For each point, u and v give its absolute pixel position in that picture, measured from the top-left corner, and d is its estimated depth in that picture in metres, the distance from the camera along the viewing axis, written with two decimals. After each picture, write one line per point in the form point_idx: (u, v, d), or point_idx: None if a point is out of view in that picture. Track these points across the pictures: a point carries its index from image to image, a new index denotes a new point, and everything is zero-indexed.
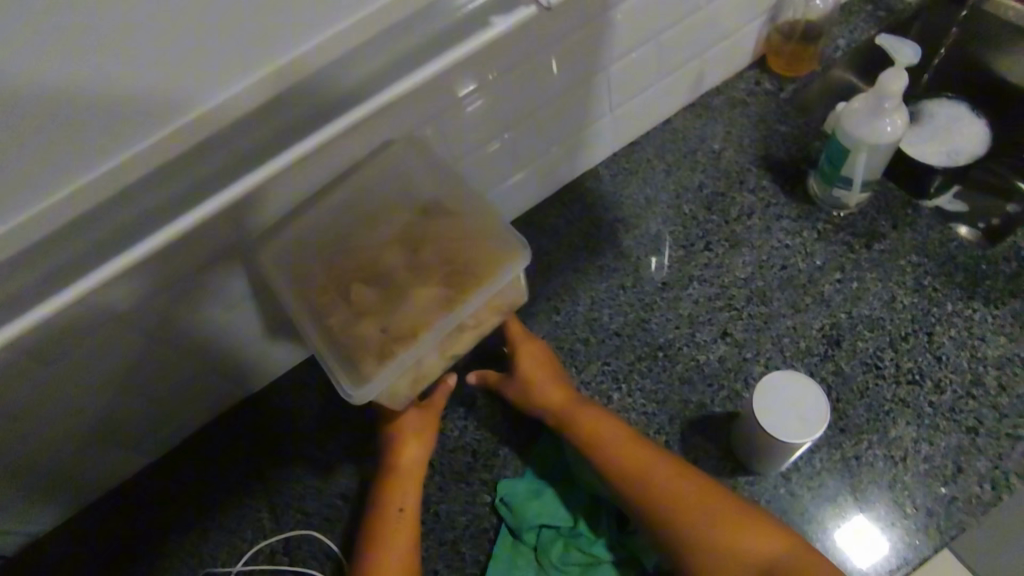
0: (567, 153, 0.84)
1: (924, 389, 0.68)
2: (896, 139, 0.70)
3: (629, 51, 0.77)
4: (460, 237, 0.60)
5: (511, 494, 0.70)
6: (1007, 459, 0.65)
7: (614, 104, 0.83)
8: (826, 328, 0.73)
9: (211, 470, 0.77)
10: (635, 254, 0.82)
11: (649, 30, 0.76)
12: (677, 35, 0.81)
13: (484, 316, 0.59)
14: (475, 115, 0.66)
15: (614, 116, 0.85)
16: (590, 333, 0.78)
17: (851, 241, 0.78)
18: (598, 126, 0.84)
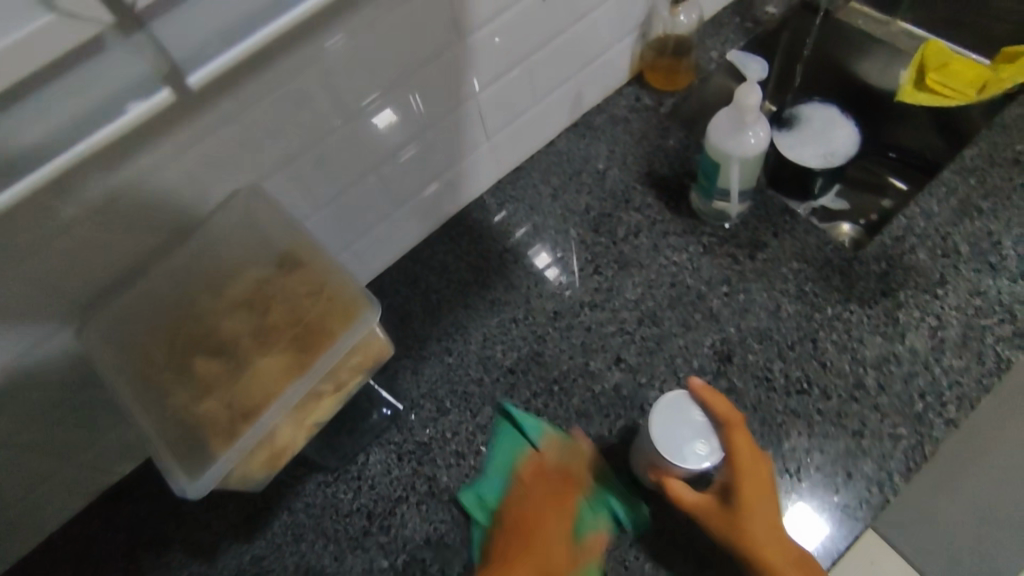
0: (447, 185, 0.82)
1: (812, 398, 0.69)
2: (761, 149, 0.71)
3: (496, 79, 0.75)
4: (313, 294, 0.55)
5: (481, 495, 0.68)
6: (892, 460, 0.65)
7: (491, 131, 0.81)
8: (716, 345, 0.73)
9: (83, 565, 0.70)
10: (526, 284, 0.80)
11: (514, 56, 0.75)
12: (548, 58, 0.79)
13: (342, 377, 0.55)
14: (323, 155, 0.64)
15: (492, 143, 0.83)
16: (484, 372, 0.75)
17: (735, 252, 0.78)
18: (475, 155, 0.82)
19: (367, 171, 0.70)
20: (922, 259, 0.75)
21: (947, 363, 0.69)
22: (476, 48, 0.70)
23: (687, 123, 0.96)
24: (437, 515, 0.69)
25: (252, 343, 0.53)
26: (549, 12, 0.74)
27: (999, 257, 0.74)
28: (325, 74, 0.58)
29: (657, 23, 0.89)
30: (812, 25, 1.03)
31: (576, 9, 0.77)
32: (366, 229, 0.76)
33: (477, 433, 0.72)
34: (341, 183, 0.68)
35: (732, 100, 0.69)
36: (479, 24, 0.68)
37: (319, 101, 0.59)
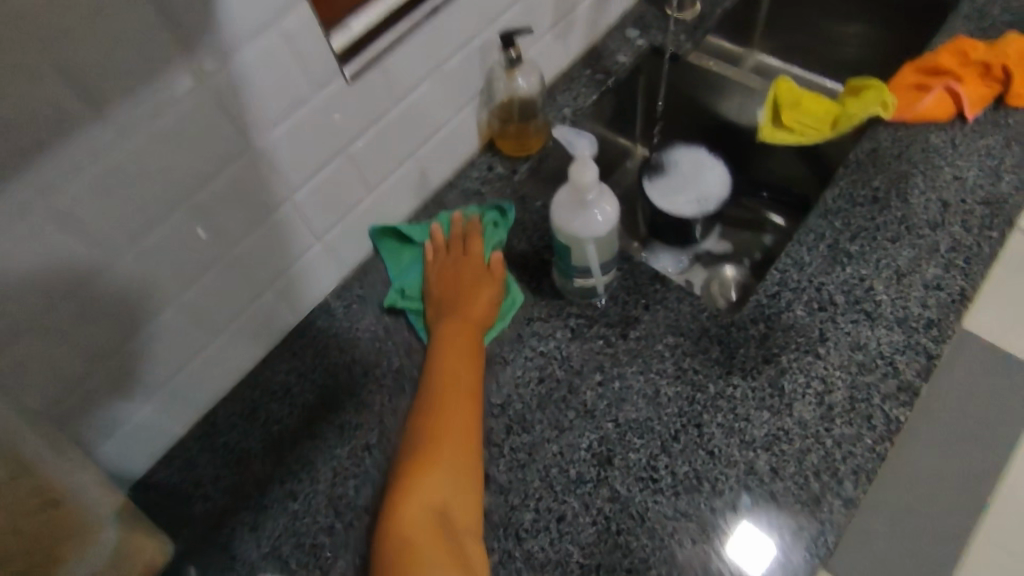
0: (278, 298, 0.71)
1: (703, 494, 0.61)
2: (610, 226, 0.64)
3: (312, 177, 0.67)
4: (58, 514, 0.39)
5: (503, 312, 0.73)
6: (794, 557, 0.58)
7: (320, 232, 0.72)
8: (594, 447, 0.64)
9: None
10: (380, 399, 0.70)
11: (328, 149, 0.66)
12: (373, 144, 0.71)
13: None
14: (85, 313, 0.54)
15: (325, 243, 0.74)
16: (335, 516, 0.64)
17: (606, 332, 0.71)
18: (305, 259, 0.72)
19: (156, 310, 0.60)
20: (800, 316, 0.70)
21: (838, 433, 0.63)
22: (272, 150, 0.61)
23: (549, 187, 0.90)
24: None
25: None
26: (358, 97, 0.66)
27: (875, 304, 0.70)
28: (52, 216, 0.48)
29: (497, 87, 0.83)
30: (662, 69, 1.00)
31: (393, 89, 0.69)
32: (176, 368, 0.65)
33: None
34: (124, 325, 0.57)
35: (569, 179, 0.62)
36: (267, 123, 0.59)
37: (57, 251, 0.49)
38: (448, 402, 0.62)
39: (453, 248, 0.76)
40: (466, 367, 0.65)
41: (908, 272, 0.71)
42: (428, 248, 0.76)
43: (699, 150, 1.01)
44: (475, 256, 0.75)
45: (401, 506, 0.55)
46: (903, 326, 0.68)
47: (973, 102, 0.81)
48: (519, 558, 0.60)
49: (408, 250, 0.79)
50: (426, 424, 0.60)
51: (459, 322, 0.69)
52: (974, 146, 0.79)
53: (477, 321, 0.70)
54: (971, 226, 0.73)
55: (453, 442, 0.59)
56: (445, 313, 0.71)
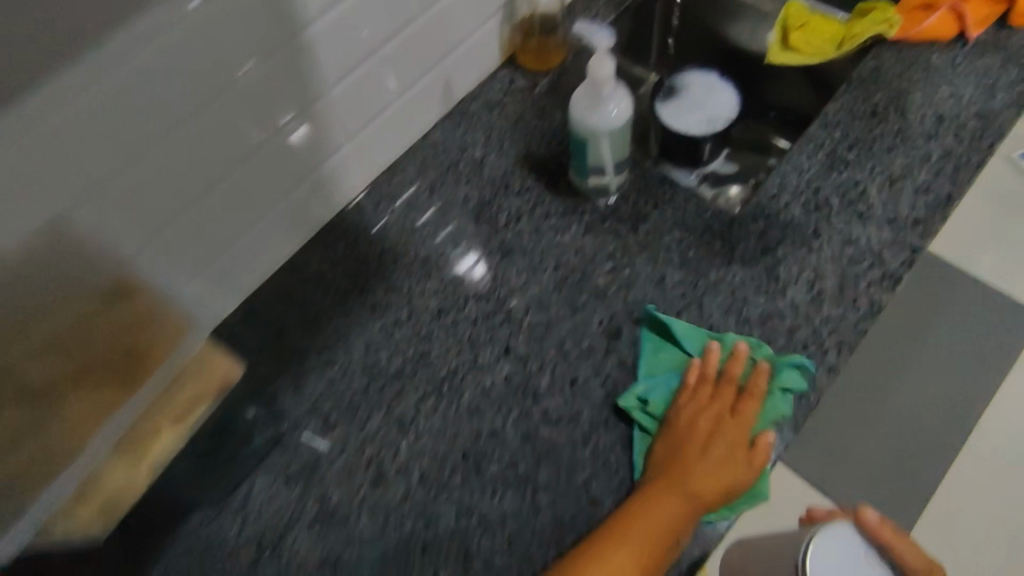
0: (313, 190, 0.77)
1: (702, 365, 0.69)
2: (622, 119, 0.70)
3: (345, 74, 0.71)
4: (138, 329, 0.57)
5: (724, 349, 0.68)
6: (779, 416, 0.65)
7: (353, 130, 0.77)
8: (605, 322, 0.73)
9: None
10: (408, 282, 0.78)
11: (361, 48, 0.71)
12: (402, 48, 0.76)
13: (169, 402, 0.58)
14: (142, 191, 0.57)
15: (357, 141, 0.79)
16: (371, 380, 0.72)
17: (617, 228, 0.78)
18: (337, 155, 0.78)
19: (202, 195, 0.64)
20: (796, 215, 0.75)
21: (828, 313, 0.69)
22: (312, 44, 0.66)
23: None
24: (328, 539, 0.66)
25: (106, 388, 0.54)
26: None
27: (868, 205, 0.75)
28: (121, 86, 0.51)
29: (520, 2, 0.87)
30: None
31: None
32: (225, 247, 0.71)
33: (366, 444, 0.69)
34: (182, 198, 0.62)
35: (587, 75, 0.68)
36: (315, 14, 0.64)
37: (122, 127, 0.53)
38: (628, 538, 0.58)
39: (725, 393, 0.66)
40: (664, 521, 0.59)
41: (900, 177, 0.76)
42: (694, 367, 0.68)
43: (712, 77, 1.06)
44: (744, 421, 0.65)
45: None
46: (892, 224, 0.73)
47: (977, 23, 0.85)
48: (536, 415, 0.68)
49: (650, 360, 0.70)
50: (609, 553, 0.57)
51: (667, 493, 0.60)
52: (972, 64, 0.83)
53: (713, 480, 0.62)
54: (964, 136, 0.78)
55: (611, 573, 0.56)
56: (665, 478, 0.62)
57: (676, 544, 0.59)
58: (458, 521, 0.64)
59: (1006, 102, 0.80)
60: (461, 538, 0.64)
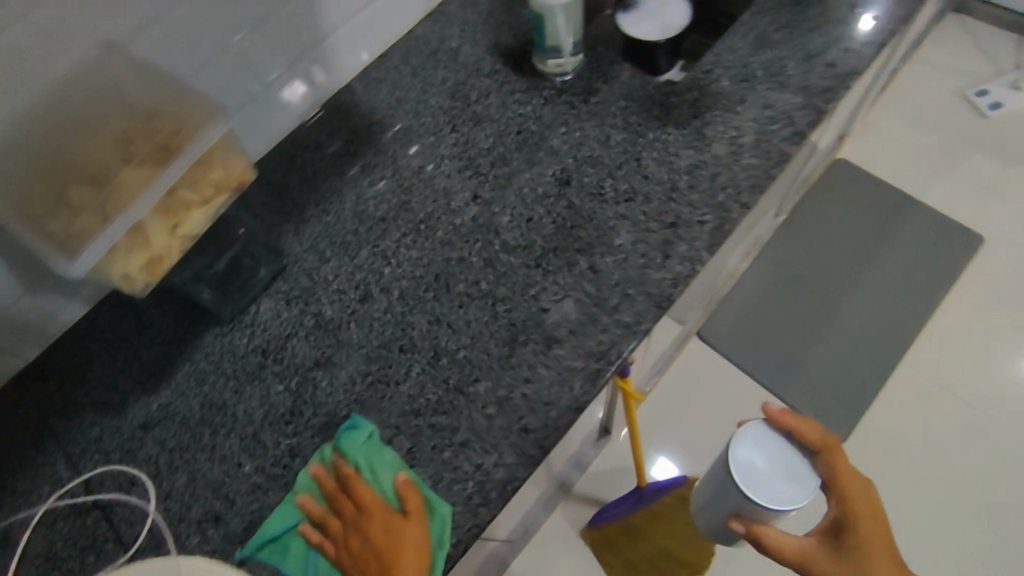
0: (314, 65, 0.92)
1: (636, 204, 0.82)
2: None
3: None
4: (157, 117, 0.65)
5: (350, 444, 0.71)
6: (699, 241, 0.79)
7: (347, 16, 0.92)
8: (557, 173, 0.86)
9: (10, 426, 0.78)
10: (392, 149, 0.92)
11: None
12: None
13: (198, 183, 0.64)
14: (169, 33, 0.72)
15: (351, 26, 0.93)
16: (361, 224, 0.87)
17: (571, 100, 0.92)
18: (335, 39, 0.92)
19: (223, 50, 0.79)
20: (724, 86, 0.88)
21: (745, 162, 0.83)
22: None
23: None
24: (323, 342, 0.80)
25: (145, 161, 0.62)
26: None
27: (785, 76, 0.88)
28: None
29: None
30: None
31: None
32: (239, 104, 0.86)
33: (356, 272, 0.84)
34: (210, 51, 0.77)
35: None
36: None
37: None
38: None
39: (348, 508, 0.67)
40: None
41: (814, 54, 0.89)
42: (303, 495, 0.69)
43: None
44: (377, 511, 0.66)
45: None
46: (803, 91, 0.86)
47: None
48: (496, 246, 0.83)
49: (292, 536, 0.69)
50: None
51: None
52: None
53: (410, 558, 0.63)
54: (874, 21, 0.91)
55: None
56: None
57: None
58: (430, 325, 0.79)
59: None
60: (431, 338, 0.78)
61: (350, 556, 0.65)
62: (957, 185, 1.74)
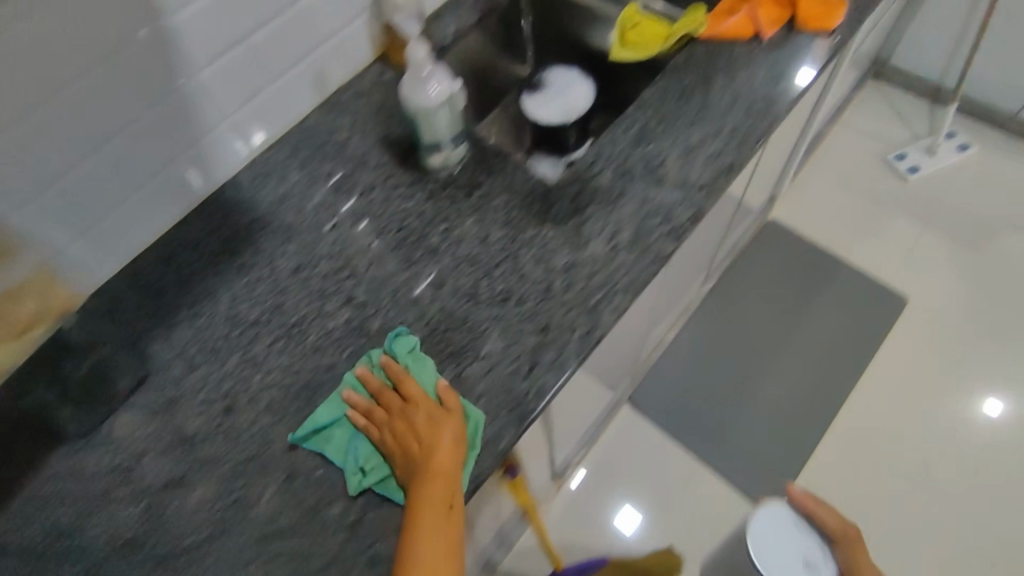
0: (194, 161, 0.91)
1: (512, 305, 0.80)
2: (444, 97, 0.82)
3: (212, 62, 0.85)
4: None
5: (395, 347, 0.77)
6: (569, 346, 0.77)
7: (227, 112, 0.91)
8: (434, 275, 0.85)
9: None
10: (271, 247, 0.91)
11: (225, 39, 0.85)
12: (267, 41, 0.90)
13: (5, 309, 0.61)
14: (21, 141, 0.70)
15: (233, 121, 0.93)
16: (231, 328, 0.84)
17: (454, 194, 0.90)
18: (215, 134, 0.91)
19: (84, 153, 0.77)
20: (607, 179, 0.87)
21: (621, 259, 0.81)
22: (183, 27, 0.79)
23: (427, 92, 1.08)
24: (178, 461, 0.75)
25: None
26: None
27: (665, 170, 0.87)
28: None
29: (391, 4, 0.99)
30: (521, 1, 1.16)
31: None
32: (107, 205, 0.83)
33: (223, 380, 0.80)
34: (65, 152, 0.75)
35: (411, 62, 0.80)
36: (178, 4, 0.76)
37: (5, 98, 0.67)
38: (427, 521, 0.65)
39: (393, 402, 0.72)
40: (448, 478, 0.67)
41: (695, 148, 0.89)
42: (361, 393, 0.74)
43: (573, 69, 1.19)
44: (422, 400, 0.72)
45: (406, 565, 0.64)
46: (683, 185, 0.86)
47: (771, 24, 0.98)
48: (366, 352, 0.81)
49: (336, 428, 0.74)
50: (416, 551, 0.64)
51: (431, 483, 0.66)
52: (767, 57, 0.96)
53: (447, 450, 0.68)
54: (752, 113, 0.92)
55: (430, 561, 0.64)
56: (418, 472, 0.67)
57: (457, 500, 0.66)
58: (290, 440, 0.76)
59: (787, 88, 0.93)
60: (289, 455, 0.75)
61: (395, 442, 0.70)
62: (884, 249, 1.80)
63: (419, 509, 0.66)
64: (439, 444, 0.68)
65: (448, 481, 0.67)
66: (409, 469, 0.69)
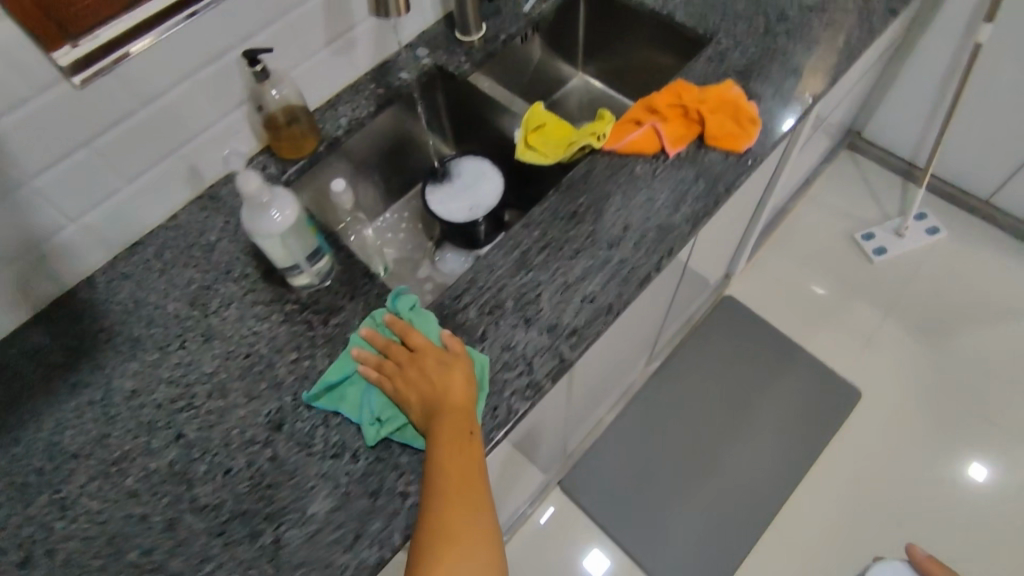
0: (36, 265, 0.85)
1: (343, 461, 0.75)
2: (286, 225, 0.76)
3: (50, 167, 0.79)
4: None
5: (396, 303, 0.80)
6: (398, 516, 0.71)
7: (73, 213, 0.85)
8: (272, 413, 0.78)
9: None
10: (111, 365, 0.84)
11: (64, 144, 0.78)
12: (120, 142, 0.84)
13: None
14: None
15: (84, 222, 0.87)
16: (47, 460, 0.77)
17: (311, 320, 0.84)
18: (61, 238, 0.85)
19: None
20: (471, 316, 0.80)
21: None
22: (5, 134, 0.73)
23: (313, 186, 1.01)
24: None
25: None
26: (96, 101, 0.78)
27: (536, 310, 0.79)
28: None
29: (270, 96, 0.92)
30: (429, 84, 1.08)
31: (139, 94, 0.81)
32: None
33: (24, 525, 0.73)
34: None
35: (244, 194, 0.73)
36: None
37: None
38: (447, 448, 0.67)
39: (401, 354, 0.75)
40: (462, 412, 0.70)
41: (573, 284, 0.80)
42: (383, 344, 0.76)
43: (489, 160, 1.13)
44: (427, 347, 0.74)
45: (443, 484, 0.65)
46: (551, 331, 0.78)
47: (678, 138, 0.88)
48: (184, 502, 0.74)
49: (353, 383, 0.77)
50: (440, 467, 0.66)
51: (447, 420, 0.69)
52: (669, 177, 0.87)
53: (461, 388, 0.71)
54: (641, 244, 0.82)
55: (457, 484, 0.65)
56: (434, 412, 0.70)
57: (474, 432, 0.69)
58: None
59: (686, 217, 0.84)
60: None
61: (406, 385, 0.73)
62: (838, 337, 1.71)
63: (432, 446, 0.68)
64: (449, 383, 0.71)
65: (453, 420, 0.69)
66: (427, 407, 0.71)
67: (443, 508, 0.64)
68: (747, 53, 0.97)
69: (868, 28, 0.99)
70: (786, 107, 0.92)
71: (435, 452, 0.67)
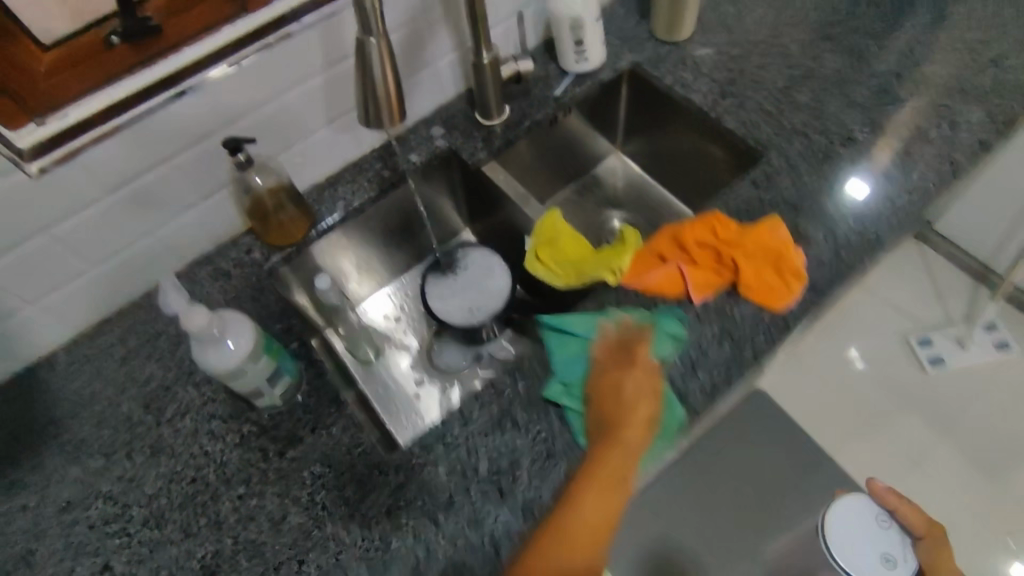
0: None
1: None
2: (241, 355, 0.68)
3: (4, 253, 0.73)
4: None
5: (666, 317, 0.75)
6: None
7: (31, 297, 0.79)
8: (206, 558, 0.70)
9: None
10: (53, 465, 0.78)
11: (17, 230, 0.73)
12: (84, 229, 0.77)
13: None
14: None
15: (43, 305, 0.80)
16: None
17: (266, 447, 0.75)
18: (18, 319, 0.80)
19: None
20: (438, 475, 0.71)
21: None
22: None
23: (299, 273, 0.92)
24: None
25: None
26: None
27: (512, 479, 0.70)
28: None
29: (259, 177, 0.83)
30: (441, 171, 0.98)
31: (104, 182, 0.75)
32: None
33: None
34: None
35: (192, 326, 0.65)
36: None
37: None
38: (604, 473, 0.64)
39: (618, 353, 0.72)
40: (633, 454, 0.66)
41: (556, 456, 0.70)
42: (615, 332, 0.74)
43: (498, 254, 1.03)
44: (643, 367, 0.70)
45: (579, 505, 0.62)
46: (524, 513, 0.68)
47: (704, 285, 0.76)
48: None
49: (579, 341, 0.75)
50: (591, 480, 0.63)
51: (618, 448, 0.66)
52: (689, 332, 0.75)
53: (642, 429, 0.67)
54: None
55: (592, 517, 0.61)
56: (609, 433, 0.67)
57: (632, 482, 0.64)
58: None
59: (699, 388, 0.72)
60: None
61: (602, 391, 0.70)
62: (873, 436, 1.54)
63: (595, 460, 0.65)
64: (643, 417, 0.67)
65: (629, 454, 0.65)
66: (615, 419, 0.68)
67: (564, 526, 0.60)
68: (800, 182, 0.84)
69: (951, 166, 0.84)
70: (839, 257, 0.78)
71: (593, 467, 0.65)
